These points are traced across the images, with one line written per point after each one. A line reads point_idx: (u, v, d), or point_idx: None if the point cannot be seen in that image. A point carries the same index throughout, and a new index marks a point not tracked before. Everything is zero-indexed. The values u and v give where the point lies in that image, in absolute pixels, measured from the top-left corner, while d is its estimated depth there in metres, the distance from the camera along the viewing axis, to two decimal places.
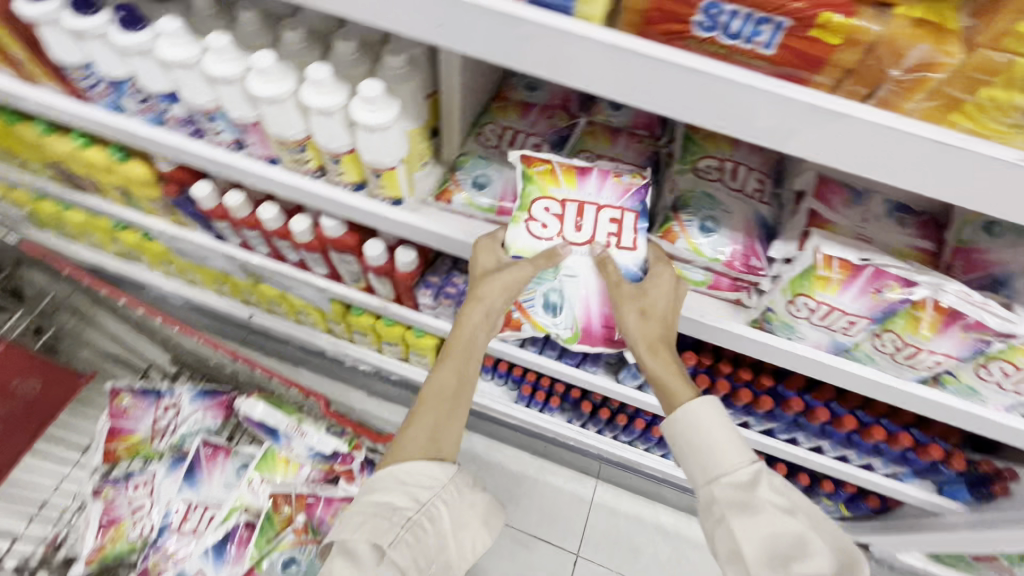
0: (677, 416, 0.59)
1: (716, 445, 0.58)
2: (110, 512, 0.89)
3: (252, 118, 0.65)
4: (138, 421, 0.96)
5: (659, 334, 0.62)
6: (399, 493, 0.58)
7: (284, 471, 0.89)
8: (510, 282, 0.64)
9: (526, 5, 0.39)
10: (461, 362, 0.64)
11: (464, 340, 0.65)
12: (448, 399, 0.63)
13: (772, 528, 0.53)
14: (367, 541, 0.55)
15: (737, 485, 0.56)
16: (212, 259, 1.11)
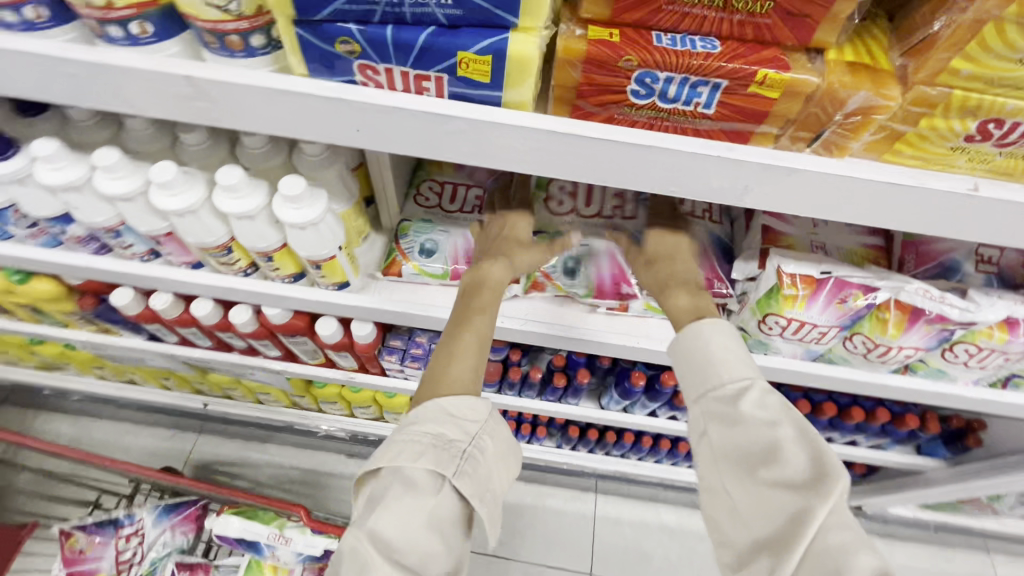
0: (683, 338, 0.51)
1: (710, 357, 0.49)
2: None
3: (164, 230, 0.58)
4: (98, 558, 0.86)
5: (674, 271, 0.58)
6: (442, 423, 0.48)
7: None
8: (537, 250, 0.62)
9: (449, 103, 0.36)
10: (484, 314, 0.57)
11: (487, 287, 0.58)
12: (477, 341, 0.54)
13: (743, 442, 0.43)
14: (421, 468, 0.45)
15: (723, 398, 0.46)
16: (149, 360, 1.02)
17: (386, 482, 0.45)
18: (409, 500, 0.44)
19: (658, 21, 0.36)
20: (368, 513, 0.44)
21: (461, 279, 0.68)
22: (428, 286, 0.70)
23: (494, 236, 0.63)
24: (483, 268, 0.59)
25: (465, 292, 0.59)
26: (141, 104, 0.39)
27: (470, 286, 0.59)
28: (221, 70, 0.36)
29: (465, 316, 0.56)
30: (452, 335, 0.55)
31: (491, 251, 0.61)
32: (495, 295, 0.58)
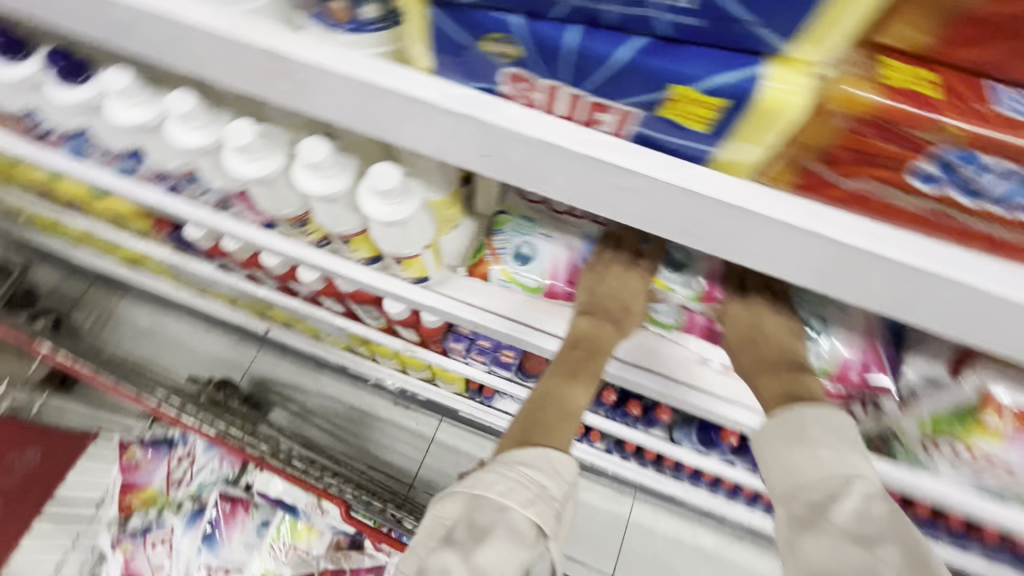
0: (784, 442, 0.43)
1: (802, 457, 0.41)
2: (131, 570, 0.84)
3: (236, 188, 0.51)
4: (151, 473, 0.91)
5: (763, 346, 0.48)
6: (541, 473, 0.44)
7: (306, 541, 0.83)
8: (622, 294, 0.53)
9: (636, 148, 0.26)
10: (592, 375, 0.51)
11: (598, 349, 0.52)
12: (560, 404, 0.49)
13: (837, 561, 0.36)
14: (528, 517, 0.40)
15: (813, 506, 0.39)
16: (218, 284, 0.99)
17: (486, 516, 0.40)
18: (509, 548, 0.39)
19: (1004, 69, 0.23)
20: (471, 542, 0.40)
21: (556, 298, 0.58)
22: (513, 295, 0.59)
23: (607, 278, 0.53)
24: (590, 325, 0.52)
25: (570, 350, 0.52)
26: (216, 67, 0.30)
27: (576, 339, 0.52)
28: (339, 48, 0.28)
29: (572, 375, 0.51)
30: (554, 390, 0.50)
31: (599, 303, 0.53)
32: (598, 353, 0.51)
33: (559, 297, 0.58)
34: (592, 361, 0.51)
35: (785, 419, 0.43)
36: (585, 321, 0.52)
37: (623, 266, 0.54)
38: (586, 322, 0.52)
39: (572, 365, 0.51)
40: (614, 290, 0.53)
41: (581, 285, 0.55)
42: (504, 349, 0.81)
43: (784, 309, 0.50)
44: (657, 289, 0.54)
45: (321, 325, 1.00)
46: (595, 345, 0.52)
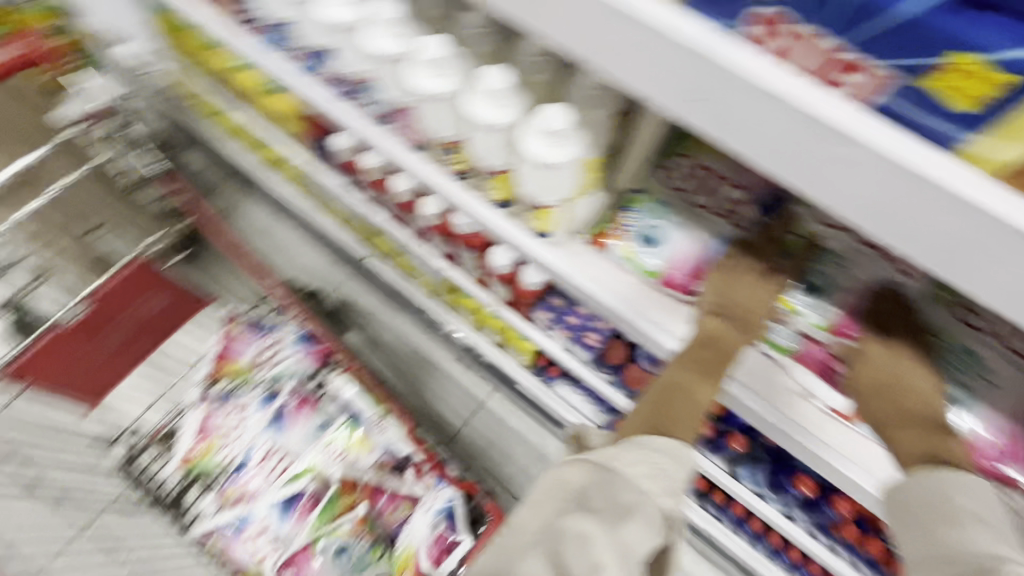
0: (923, 502, 0.42)
1: (946, 518, 0.41)
2: (206, 426, 0.91)
3: (403, 103, 0.54)
4: (244, 348, 0.97)
5: (904, 395, 0.45)
6: (667, 460, 0.49)
7: (359, 451, 0.87)
8: (751, 304, 0.51)
9: (840, 136, 0.31)
10: (715, 376, 0.52)
11: (723, 355, 0.51)
12: (680, 401, 0.52)
13: None
14: (663, 504, 0.46)
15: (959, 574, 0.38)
16: (340, 200, 1.06)
17: (628, 494, 0.45)
18: (644, 530, 0.44)
19: None
20: (610, 515, 0.44)
21: (673, 289, 0.56)
22: (626, 275, 0.58)
23: (741, 282, 0.52)
24: (715, 329, 0.51)
25: (694, 348, 0.52)
26: None
27: (704, 339, 0.52)
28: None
29: (697, 374, 0.52)
30: (672, 388, 0.53)
31: (734, 307, 0.51)
32: (726, 358, 0.51)
33: (675, 289, 0.56)
34: (717, 363, 0.52)
35: (921, 484, 0.43)
36: (715, 320, 0.52)
37: (755, 275, 0.52)
38: (716, 322, 0.51)
39: (695, 366, 0.52)
40: (746, 296, 0.52)
41: (710, 284, 0.53)
42: (590, 331, 0.81)
43: (922, 357, 0.47)
44: (787, 313, 0.54)
45: (419, 263, 1.05)
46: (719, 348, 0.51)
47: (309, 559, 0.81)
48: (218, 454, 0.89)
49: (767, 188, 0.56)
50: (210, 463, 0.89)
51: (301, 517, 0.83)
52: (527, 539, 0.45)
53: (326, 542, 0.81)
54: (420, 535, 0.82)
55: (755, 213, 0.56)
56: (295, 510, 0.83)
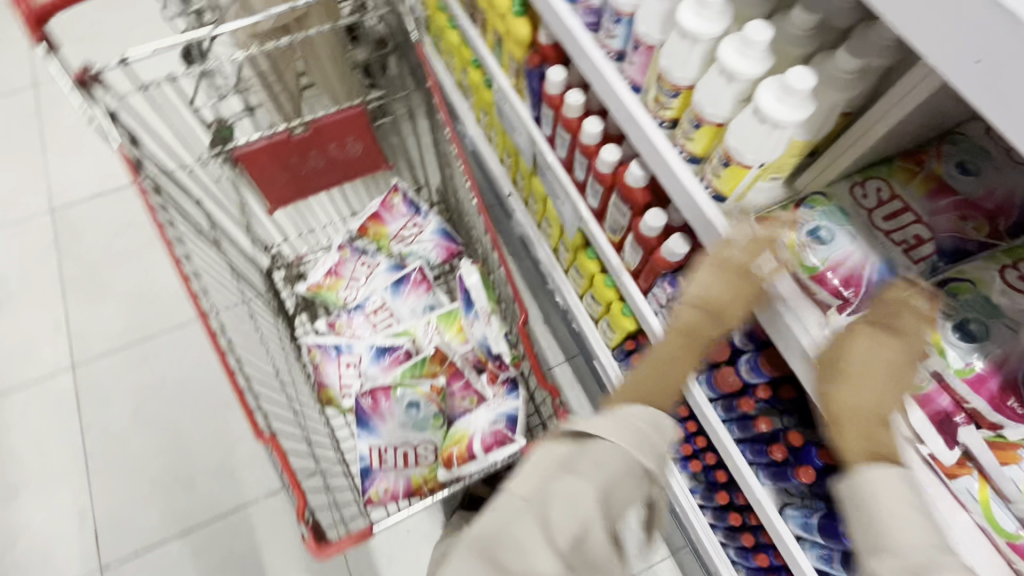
0: (871, 500, 0.55)
1: (889, 519, 0.53)
2: (336, 268, 1.08)
3: (654, 41, 0.62)
4: (393, 219, 1.10)
5: (862, 397, 0.58)
6: (648, 423, 0.69)
7: (455, 338, 0.96)
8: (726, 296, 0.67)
9: None
10: (692, 352, 0.73)
11: (697, 333, 0.72)
12: (664, 368, 0.73)
13: None
14: (636, 457, 0.65)
15: (905, 563, 0.50)
16: (517, 133, 1.17)
17: (612, 458, 0.64)
18: (620, 477, 0.64)
19: None
20: (591, 475, 0.63)
21: (823, 286, 0.57)
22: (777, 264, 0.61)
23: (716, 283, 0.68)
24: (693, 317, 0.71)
25: (676, 335, 0.73)
26: None
27: (682, 329, 0.72)
28: None
29: (679, 351, 0.73)
30: (660, 360, 0.73)
31: (711, 305, 0.69)
32: (701, 337, 0.72)
33: (825, 290, 0.58)
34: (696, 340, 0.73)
35: (871, 482, 0.55)
36: (688, 313, 0.71)
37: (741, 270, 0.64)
38: (689, 314, 0.71)
39: (678, 344, 0.73)
40: (719, 297, 0.68)
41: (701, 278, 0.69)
42: None
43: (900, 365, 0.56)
44: (931, 351, 0.55)
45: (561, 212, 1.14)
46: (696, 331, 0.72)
47: (385, 398, 0.89)
48: (340, 292, 1.07)
49: (955, 234, 0.58)
50: (333, 295, 1.07)
51: (389, 365, 0.95)
52: (517, 503, 0.62)
53: (405, 392, 0.89)
54: (478, 424, 0.87)
55: (934, 251, 0.58)
56: (387, 358, 0.95)
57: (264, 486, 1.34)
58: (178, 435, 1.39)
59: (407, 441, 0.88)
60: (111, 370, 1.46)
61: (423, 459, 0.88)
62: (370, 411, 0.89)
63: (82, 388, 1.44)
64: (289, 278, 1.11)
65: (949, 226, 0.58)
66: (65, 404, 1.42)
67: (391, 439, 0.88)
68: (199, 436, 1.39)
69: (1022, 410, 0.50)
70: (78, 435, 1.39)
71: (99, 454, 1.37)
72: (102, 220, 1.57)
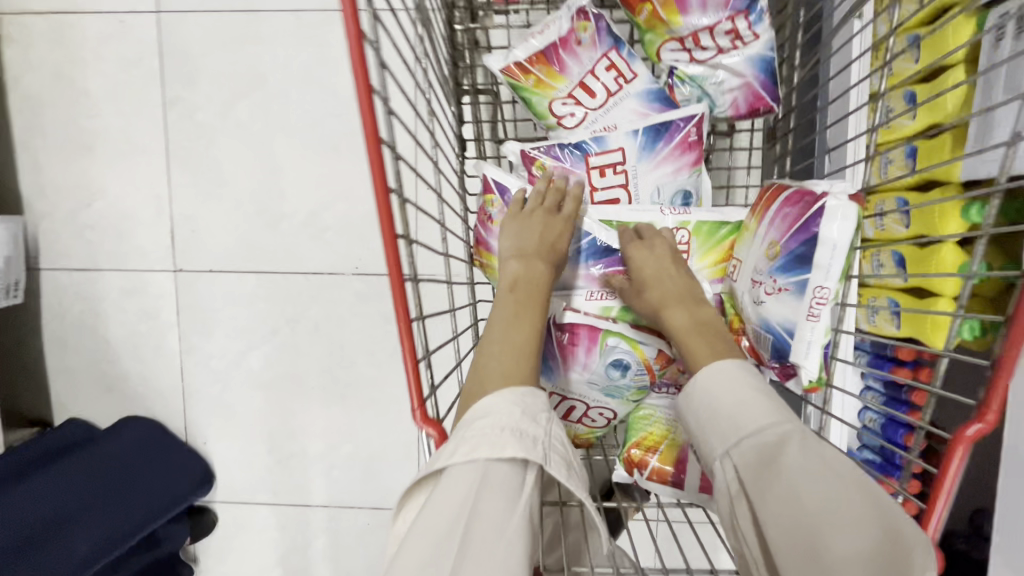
0: (701, 393, 0.53)
1: (735, 404, 0.50)
2: (561, 49, 0.61)
3: None
4: (701, 8, 0.59)
5: (661, 287, 0.57)
6: (493, 419, 0.47)
7: (709, 267, 0.61)
8: (530, 229, 0.58)
9: None
10: (533, 313, 0.55)
11: (536, 286, 0.57)
12: (509, 355, 0.53)
13: (801, 506, 0.45)
14: (507, 467, 0.45)
15: (761, 446, 0.48)
16: None
17: (462, 486, 0.44)
18: (490, 520, 0.43)
19: None
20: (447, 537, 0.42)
21: None
22: None
23: (529, 227, 0.58)
24: (527, 265, 0.57)
25: (509, 294, 0.56)
26: None
27: (513, 283, 0.56)
28: None
29: (513, 317, 0.55)
30: (494, 343, 0.54)
31: (527, 252, 0.57)
32: (539, 288, 0.57)
33: None
34: (538, 298, 0.56)
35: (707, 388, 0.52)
36: (515, 266, 0.57)
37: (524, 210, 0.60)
38: (519, 267, 0.57)
39: (522, 311, 0.55)
40: (525, 238, 0.58)
41: (509, 229, 0.59)
42: None
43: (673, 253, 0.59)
44: None
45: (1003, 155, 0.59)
46: (536, 282, 0.57)
47: (588, 341, 0.62)
48: (554, 99, 0.63)
49: None
50: (537, 99, 0.63)
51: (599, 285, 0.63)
52: None
53: (616, 344, 0.61)
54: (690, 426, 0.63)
55: None
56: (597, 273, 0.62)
57: (353, 260, 1.14)
58: (269, 159, 1.12)
59: (584, 398, 0.63)
60: (202, 34, 1.10)
61: (591, 422, 0.64)
62: (562, 350, 0.62)
63: (166, 44, 1.11)
64: (465, 33, 0.69)
65: None
66: (146, 58, 1.12)
67: (571, 388, 0.63)
68: (292, 171, 1.12)
69: None
70: (158, 107, 1.12)
71: (180, 141, 1.13)
72: None
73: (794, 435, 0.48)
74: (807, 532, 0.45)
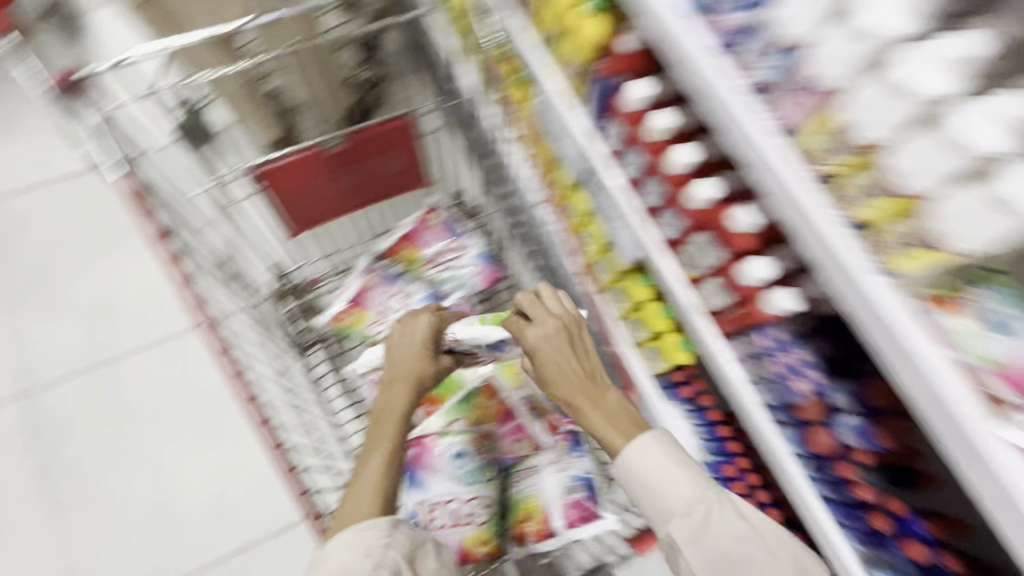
0: (626, 460, 0.72)
1: (661, 486, 0.70)
2: (363, 294, 0.97)
3: (831, 87, 0.51)
4: (431, 241, 1.00)
5: (568, 383, 0.79)
6: (338, 556, 0.62)
7: (509, 380, 0.89)
8: (398, 362, 0.80)
9: None
10: (388, 436, 0.72)
11: (392, 410, 0.75)
12: (366, 481, 0.68)
13: (727, 558, 0.67)
14: None
15: (691, 520, 0.68)
16: (565, 145, 0.98)
17: None
18: None
19: None
20: None
21: None
22: (936, 351, 0.50)
23: (398, 354, 0.81)
24: (387, 396, 0.77)
25: (372, 425, 0.75)
26: None
27: (379, 412, 0.76)
28: None
29: (373, 446, 0.72)
30: (358, 469, 0.70)
31: (386, 384, 0.78)
32: (395, 412, 0.75)
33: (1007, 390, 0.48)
34: (392, 420, 0.74)
35: (635, 470, 0.72)
36: (380, 398, 0.77)
37: (393, 343, 0.83)
38: (381, 400, 0.77)
39: (378, 435, 0.73)
40: (400, 362, 0.81)
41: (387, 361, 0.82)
42: (800, 379, 0.76)
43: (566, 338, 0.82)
44: None
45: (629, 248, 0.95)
46: (392, 411, 0.75)
47: (430, 447, 0.85)
48: (370, 326, 0.96)
49: None
50: (361, 330, 0.95)
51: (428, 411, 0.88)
52: None
53: (448, 441, 0.85)
54: (550, 491, 0.83)
55: None
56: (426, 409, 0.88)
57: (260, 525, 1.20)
58: (160, 468, 1.23)
59: (454, 494, 0.83)
60: (71, 398, 1.27)
61: (473, 518, 0.82)
62: (416, 463, 0.85)
63: (40, 416, 1.26)
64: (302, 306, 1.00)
65: None
66: (20, 442, 1.24)
67: (441, 493, 0.83)
68: (184, 469, 1.23)
69: None
70: (40, 471, 1.22)
71: (67, 492, 1.20)
72: (79, 228, 1.42)
73: (714, 504, 0.69)
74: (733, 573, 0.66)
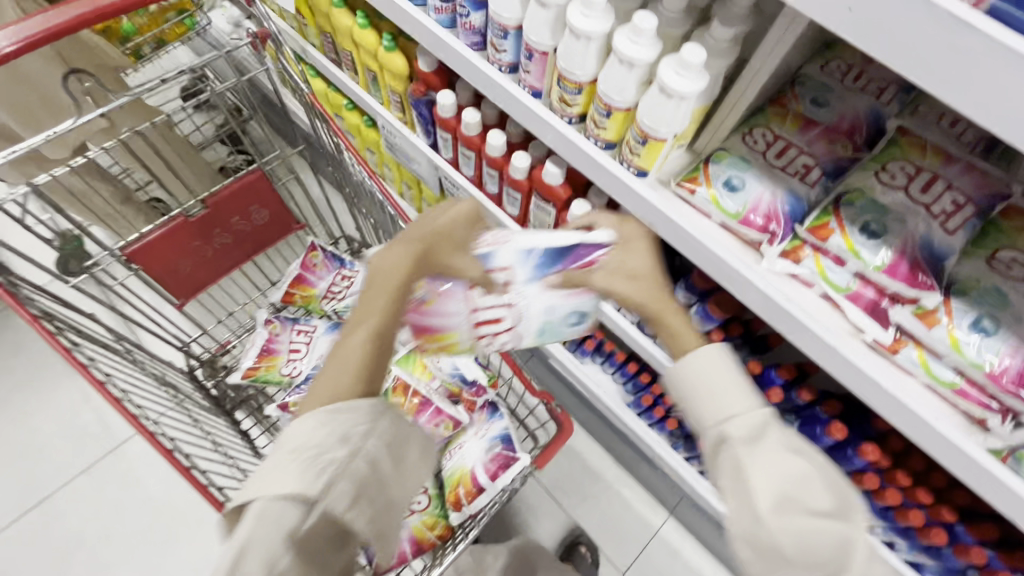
0: (689, 359, 0.56)
1: (728, 385, 0.54)
2: (269, 344, 1.01)
3: (547, 47, 0.66)
4: (320, 278, 1.06)
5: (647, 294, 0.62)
6: (303, 452, 0.48)
7: (421, 375, 0.94)
8: (431, 230, 0.64)
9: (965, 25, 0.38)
10: (378, 311, 0.55)
11: (395, 279, 0.58)
12: (342, 365, 0.53)
13: (781, 468, 0.49)
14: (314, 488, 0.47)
15: (749, 425, 0.52)
16: (415, 162, 1.11)
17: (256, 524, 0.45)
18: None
19: None
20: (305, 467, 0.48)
21: (751, 227, 0.65)
22: (706, 219, 0.68)
23: (422, 223, 0.65)
24: (393, 255, 0.60)
25: (366, 289, 0.58)
26: None
27: (371, 275, 0.59)
28: None
29: (358, 319, 0.55)
30: (340, 344, 0.54)
31: (398, 245, 0.62)
32: (403, 280, 0.58)
33: (751, 229, 0.66)
34: (389, 293, 0.57)
35: (703, 363, 0.55)
36: (383, 259, 0.60)
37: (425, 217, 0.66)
38: (384, 260, 0.60)
39: (371, 304, 0.56)
40: (441, 238, 0.65)
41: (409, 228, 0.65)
42: None
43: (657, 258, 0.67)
44: (847, 255, 0.63)
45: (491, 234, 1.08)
46: (397, 279, 0.58)
47: None
48: (282, 368, 0.99)
49: (835, 155, 0.68)
50: (274, 374, 0.99)
51: None
52: None
53: None
54: (475, 457, 0.88)
55: (822, 178, 0.67)
56: None
57: None
58: None
59: None
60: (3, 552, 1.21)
61: (419, 507, 0.86)
62: None
63: None
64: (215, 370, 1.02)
65: (863, 119, 0.69)
66: None
67: None
68: None
69: (930, 280, 0.60)
70: None
71: None
72: None
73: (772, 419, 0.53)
74: (789, 488, 0.48)
